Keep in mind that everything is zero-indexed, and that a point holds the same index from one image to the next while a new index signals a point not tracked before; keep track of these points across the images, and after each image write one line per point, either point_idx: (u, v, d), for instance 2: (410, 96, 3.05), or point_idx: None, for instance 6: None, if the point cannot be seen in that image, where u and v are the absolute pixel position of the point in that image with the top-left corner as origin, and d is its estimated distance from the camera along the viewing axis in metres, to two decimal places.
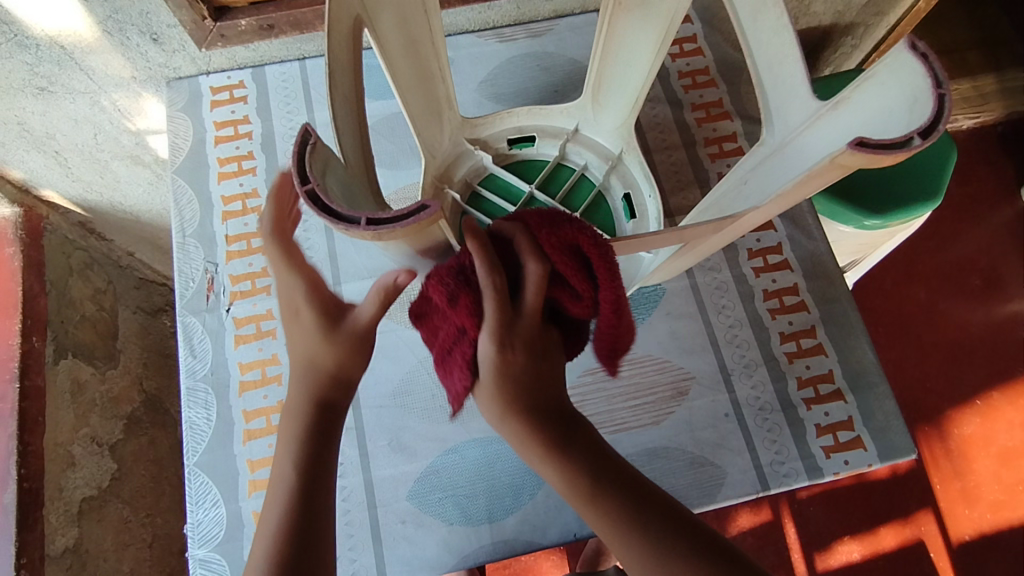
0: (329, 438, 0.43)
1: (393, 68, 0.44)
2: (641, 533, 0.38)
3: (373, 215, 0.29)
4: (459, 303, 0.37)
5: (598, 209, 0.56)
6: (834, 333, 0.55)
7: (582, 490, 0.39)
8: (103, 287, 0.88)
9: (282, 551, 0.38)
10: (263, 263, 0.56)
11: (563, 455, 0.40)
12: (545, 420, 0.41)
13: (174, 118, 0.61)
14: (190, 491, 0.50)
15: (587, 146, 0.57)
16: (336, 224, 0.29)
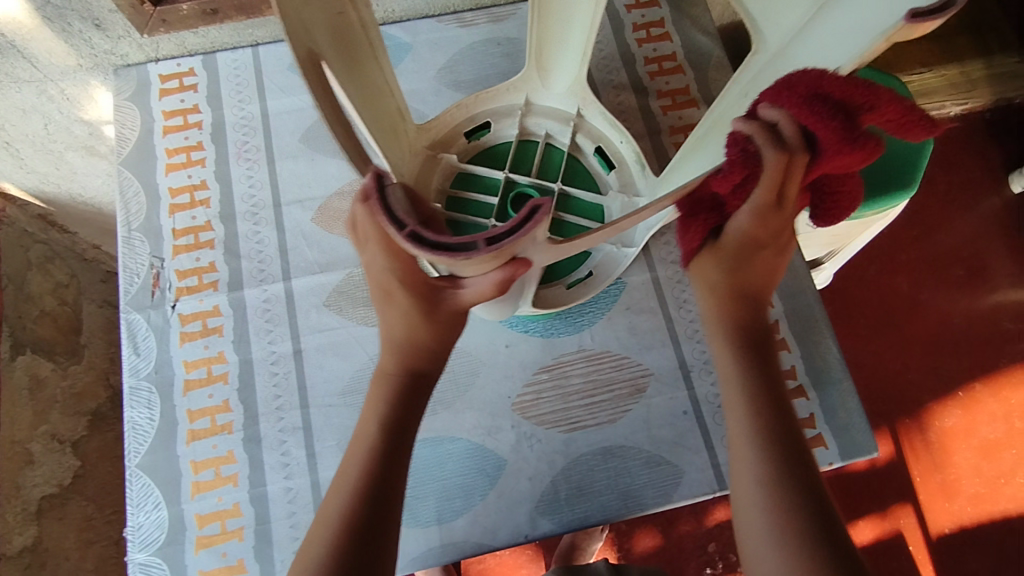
0: (414, 403, 0.42)
1: (348, 92, 0.39)
2: (776, 465, 0.38)
3: (491, 235, 0.29)
4: (743, 185, 0.37)
5: (579, 174, 0.56)
6: (797, 328, 0.54)
7: (744, 392, 0.41)
8: (66, 281, 0.86)
9: (340, 550, 0.36)
10: (211, 257, 0.54)
11: (747, 363, 0.42)
12: (747, 334, 0.44)
13: (121, 107, 0.59)
14: (131, 494, 0.49)
15: (544, 114, 0.56)
16: (460, 256, 0.28)
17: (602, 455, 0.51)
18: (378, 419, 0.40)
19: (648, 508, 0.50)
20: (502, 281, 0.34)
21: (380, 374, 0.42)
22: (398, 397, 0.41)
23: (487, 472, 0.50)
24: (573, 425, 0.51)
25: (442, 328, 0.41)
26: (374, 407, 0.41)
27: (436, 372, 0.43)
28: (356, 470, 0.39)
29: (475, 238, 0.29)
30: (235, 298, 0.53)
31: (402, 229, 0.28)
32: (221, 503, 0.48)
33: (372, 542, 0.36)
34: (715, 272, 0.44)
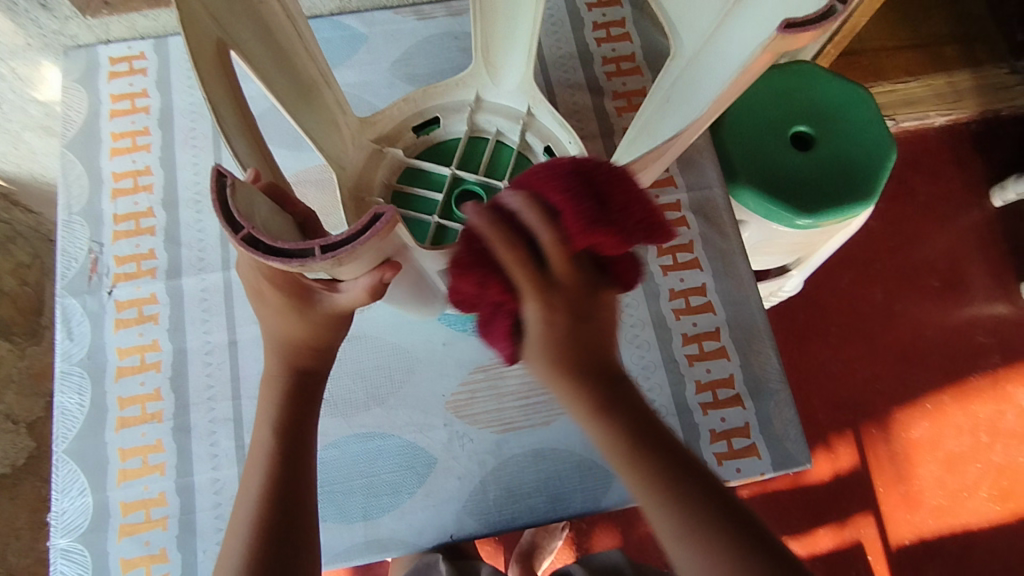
0: (309, 403, 0.42)
1: (273, 86, 0.40)
2: (693, 522, 0.32)
3: (328, 241, 0.28)
4: (491, 280, 0.32)
5: (527, 174, 0.54)
6: (738, 336, 0.54)
7: (624, 452, 0.33)
8: (28, 261, 0.85)
9: (256, 558, 0.36)
10: (151, 244, 0.54)
11: (611, 416, 0.33)
12: (600, 376, 0.34)
13: (69, 89, 0.58)
14: (57, 480, 0.48)
15: (494, 112, 0.55)
16: (292, 262, 0.27)
17: (533, 457, 0.50)
18: (272, 423, 0.40)
19: (578, 512, 0.50)
20: (375, 285, 0.35)
21: (268, 375, 0.41)
22: (290, 401, 0.40)
23: (416, 470, 0.49)
24: (507, 426, 0.51)
25: (323, 329, 0.40)
26: (266, 411, 0.40)
27: (325, 369, 0.43)
28: (258, 478, 0.38)
29: (313, 244, 0.28)
30: (172, 287, 0.53)
31: (238, 234, 0.27)
32: (147, 492, 0.48)
33: (287, 542, 0.37)
34: (536, 354, 0.34)
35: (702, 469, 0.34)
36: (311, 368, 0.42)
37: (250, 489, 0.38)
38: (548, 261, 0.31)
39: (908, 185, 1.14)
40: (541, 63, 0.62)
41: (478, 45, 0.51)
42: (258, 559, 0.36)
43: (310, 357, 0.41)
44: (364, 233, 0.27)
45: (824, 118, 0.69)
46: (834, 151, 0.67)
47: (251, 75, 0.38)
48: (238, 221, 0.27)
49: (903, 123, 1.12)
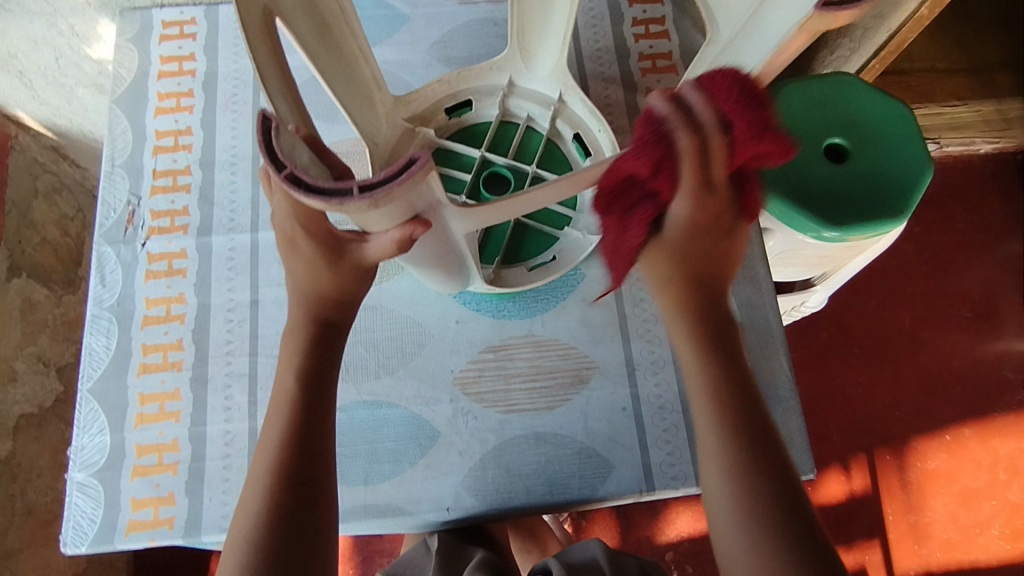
0: (333, 351, 0.43)
1: (314, 57, 0.40)
2: (741, 459, 0.35)
3: (365, 182, 0.29)
4: (661, 170, 0.34)
5: (555, 160, 0.55)
6: (752, 341, 0.53)
7: (713, 385, 0.37)
8: (71, 214, 0.89)
9: (275, 502, 0.38)
10: (186, 202, 0.56)
11: (711, 354, 0.38)
12: (711, 312, 0.39)
13: (122, 48, 0.61)
14: (79, 417, 0.51)
15: (525, 96, 0.55)
16: (330, 200, 0.28)
17: (534, 440, 0.51)
18: (295, 372, 0.42)
19: (575, 499, 0.50)
20: (402, 240, 0.36)
21: (292, 324, 0.43)
22: (311, 354, 0.42)
23: (419, 441, 0.50)
24: (512, 407, 0.51)
25: (350, 281, 0.42)
26: (289, 360, 0.42)
27: (347, 322, 0.44)
28: (279, 426, 0.40)
29: (349, 184, 0.29)
30: (202, 244, 0.55)
31: (280, 171, 0.28)
32: (161, 436, 0.50)
33: (305, 490, 0.39)
34: (663, 258, 0.39)
35: (775, 443, 0.36)
36: (335, 320, 0.43)
37: (270, 439, 0.40)
38: (704, 165, 0.34)
39: (945, 212, 1.11)
40: (577, 55, 0.62)
41: (513, 30, 0.52)
42: (277, 502, 0.38)
43: (336, 308, 0.43)
44: (399, 173, 0.29)
45: (859, 133, 0.68)
46: (866, 166, 0.67)
47: (292, 43, 0.39)
48: (281, 160, 0.29)
49: (947, 148, 1.09)
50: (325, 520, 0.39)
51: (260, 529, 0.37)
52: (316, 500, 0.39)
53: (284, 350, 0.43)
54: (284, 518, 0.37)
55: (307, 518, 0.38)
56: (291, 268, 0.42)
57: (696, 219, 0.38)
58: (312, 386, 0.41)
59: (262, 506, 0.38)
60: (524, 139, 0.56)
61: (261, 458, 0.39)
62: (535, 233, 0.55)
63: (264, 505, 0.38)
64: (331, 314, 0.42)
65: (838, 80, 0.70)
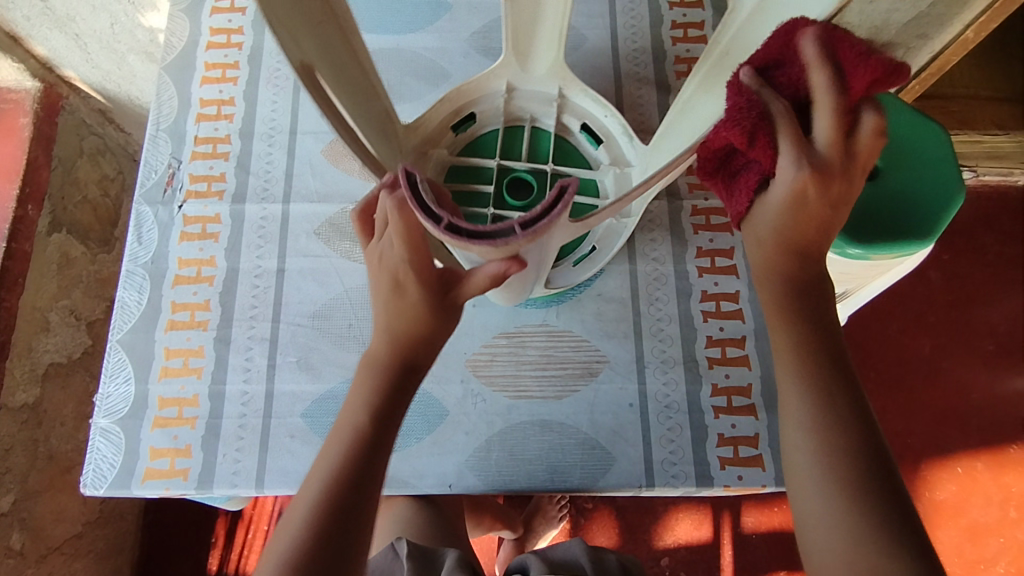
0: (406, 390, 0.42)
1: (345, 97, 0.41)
2: (831, 411, 0.36)
3: (525, 219, 0.32)
4: (760, 135, 0.34)
5: (571, 156, 0.55)
6: (764, 349, 0.53)
7: (806, 347, 0.38)
8: (112, 175, 0.92)
9: (323, 517, 0.37)
10: (224, 169, 0.58)
11: (794, 307, 0.38)
12: (794, 278, 0.39)
13: (175, 17, 0.63)
14: (107, 365, 0.53)
15: (530, 96, 0.54)
16: (500, 240, 0.31)
17: (539, 427, 0.52)
18: (371, 402, 0.41)
19: (575, 488, 0.50)
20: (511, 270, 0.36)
21: (374, 360, 0.42)
22: (381, 393, 0.41)
23: (428, 418, 0.52)
24: (520, 393, 0.52)
25: (421, 319, 0.40)
26: (361, 393, 0.41)
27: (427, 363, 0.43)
28: (339, 448, 0.39)
29: (511, 222, 0.32)
30: (235, 210, 0.57)
31: (443, 222, 0.31)
32: (183, 392, 0.52)
33: (349, 518, 0.37)
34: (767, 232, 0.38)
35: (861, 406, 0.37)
36: (413, 364, 0.42)
37: (334, 450, 0.40)
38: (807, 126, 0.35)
39: (976, 242, 1.09)
40: (614, 54, 0.63)
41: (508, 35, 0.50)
42: (329, 521, 0.37)
43: (412, 349, 0.41)
44: (548, 205, 0.31)
45: (892, 153, 0.68)
46: (897, 186, 0.67)
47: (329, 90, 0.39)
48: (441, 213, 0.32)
49: (983, 176, 1.07)
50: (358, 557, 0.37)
51: (301, 552, 0.36)
52: (348, 528, 0.37)
53: (360, 381, 0.42)
54: (331, 526, 0.37)
55: (342, 545, 0.37)
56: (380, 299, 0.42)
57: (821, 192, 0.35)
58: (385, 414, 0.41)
59: (307, 522, 0.37)
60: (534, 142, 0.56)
61: (318, 467, 0.39)
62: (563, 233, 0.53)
63: (308, 523, 0.37)
64: (415, 357, 0.41)
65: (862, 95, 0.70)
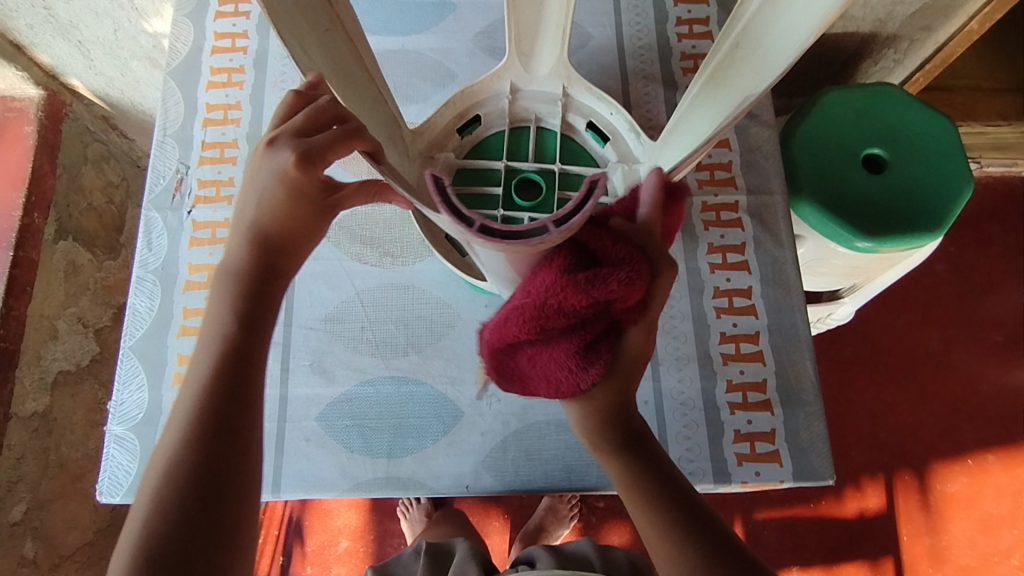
0: (268, 300, 0.42)
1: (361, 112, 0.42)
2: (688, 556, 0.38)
3: (557, 215, 0.28)
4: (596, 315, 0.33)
5: (578, 156, 0.54)
6: (778, 345, 0.53)
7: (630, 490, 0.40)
8: (116, 182, 0.92)
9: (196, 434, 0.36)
10: (232, 173, 0.58)
11: (629, 461, 0.41)
12: (620, 429, 0.41)
13: (179, 22, 0.63)
14: (120, 372, 0.53)
15: (533, 97, 0.53)
16: (533, 240, 0.28)
17: (555, 426, 0.51)
18: (227, 309, 0.41)
19: (592, 487, 0.50)
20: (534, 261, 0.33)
21: (230, 263, 0.42)
22: (243, 293, 0.41)
23: (443, 419, 0.51)
24: (535, 393, 0.52)
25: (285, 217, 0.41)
26: (222, 294, 0.41)
27: (291, 268, 0.43)
28: (208, 361, 0.39)
29: (545, 220, 0.28)
30: None
31: (473, 226, 0.28)
32: None
33: (226, 426, 0.36)
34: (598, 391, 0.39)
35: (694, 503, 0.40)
36: (273, 264, 0.42)
37: (200, 370, 0.38)
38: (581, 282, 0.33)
39: (983, 233, 1.09)
40: (620, 51, 0.62)
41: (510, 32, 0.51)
42: (201, 436, 0.36)
43: (273, 246, 0.42)
44: (583, 195, 0.28)
45: (901, 146, 0.68)
46: (906, 180, 0.67)
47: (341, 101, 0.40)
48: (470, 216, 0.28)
49: (988, 167, 1.07)
50: (251, 457, 0.37)
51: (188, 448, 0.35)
52: (234, 432, 0.37)
53: (214, 297, 0.41)
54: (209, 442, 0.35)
55: (229, 438, 0.36)
56: (248, 199, 0.42)
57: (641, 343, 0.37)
58: (248, 320, 0.40)
59: (188, 427, 0.36)
60: (540, 145, 0.54)
61: (198, 365, 0.39)
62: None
63: (193, 424, 0.36)
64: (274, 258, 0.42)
65: (864, 90, 0.70)
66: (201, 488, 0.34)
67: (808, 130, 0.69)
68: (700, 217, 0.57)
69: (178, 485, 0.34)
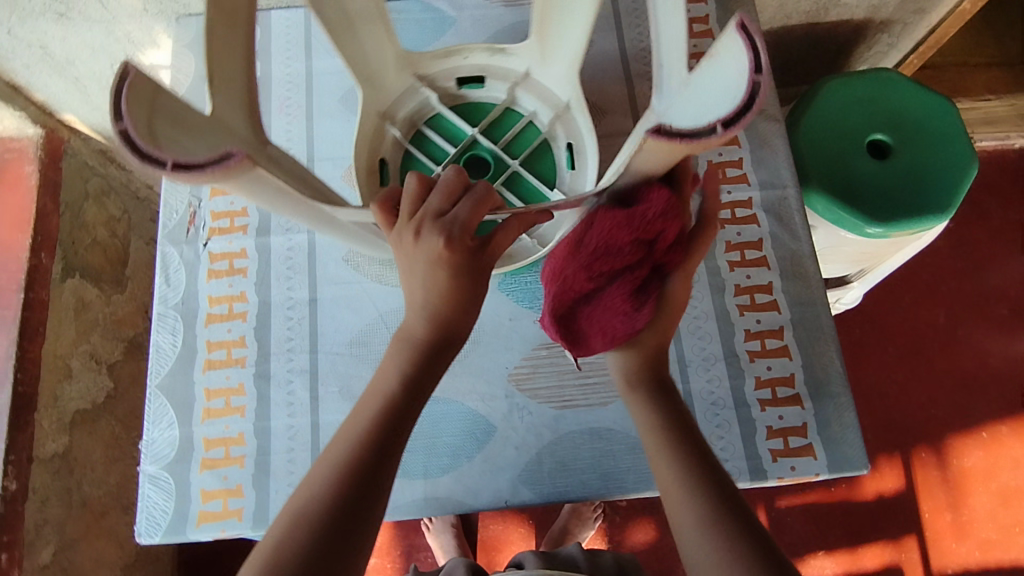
0: (434, 364, 0.41)
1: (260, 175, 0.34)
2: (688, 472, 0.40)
3: (753, 64, 0.27)
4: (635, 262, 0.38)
5: (478, 111, 0.58)
6: (802, 338, 0.54)
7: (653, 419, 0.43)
8: (118, 215, 0.91)
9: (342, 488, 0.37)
10: (244, 203, 0.57)
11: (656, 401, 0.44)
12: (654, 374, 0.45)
13: (179, 54, 0.63)
14: (149, 411, 0.52)
15: (402, 98, 0.56)
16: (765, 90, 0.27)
17: (589, 435, 0.52)
18: (398, 371, 0.41)
19: (630, 492, 0.51)
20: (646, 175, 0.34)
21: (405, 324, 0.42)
22: (415, 363, 0.41)
23: (476, 436, 0.51)
24: (565, 403, 0.52)
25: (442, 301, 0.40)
26: (395, 359, 0.41)
27: (460, 337, 0.42)
28: (367, 418, 0.39)
29: (748, 76, 0.27)
30: (261, 243, 0.56)
31: (719, 125, 0.27)
32: (228, 431, 0.52)
33: (368, 488, 0.37)
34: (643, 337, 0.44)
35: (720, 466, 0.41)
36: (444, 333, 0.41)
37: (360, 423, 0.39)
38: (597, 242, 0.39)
39: (980, 208, 1.10)
40: (622, 55, 0.62)
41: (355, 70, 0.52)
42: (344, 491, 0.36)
43: (448, 326, 0.41)
44: (745, 45, 0.27)
45: (905, 131, 0.69)
46: (910, 163, 0.67)
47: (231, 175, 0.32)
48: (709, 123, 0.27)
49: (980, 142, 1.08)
50: (377, 521, 0.37)
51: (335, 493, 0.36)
52: (377, 485, 0.37)
53: (389, 352, 0.42)
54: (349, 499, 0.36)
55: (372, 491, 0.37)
56: (416, 279, 0.39)
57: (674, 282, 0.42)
58: (413, 384, 0.41)
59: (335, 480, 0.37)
60: (446, 136, 0.57)
61: (360, 418, 0.40)
62: (536, 156, 0.56)
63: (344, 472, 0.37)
64: (450, 328, 0.41)
65: (844, 80, 0.70)
66: (323, 537, 0.35)
67: (802, 126, 0.70)
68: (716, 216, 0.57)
69: (310, 527, 0.35)
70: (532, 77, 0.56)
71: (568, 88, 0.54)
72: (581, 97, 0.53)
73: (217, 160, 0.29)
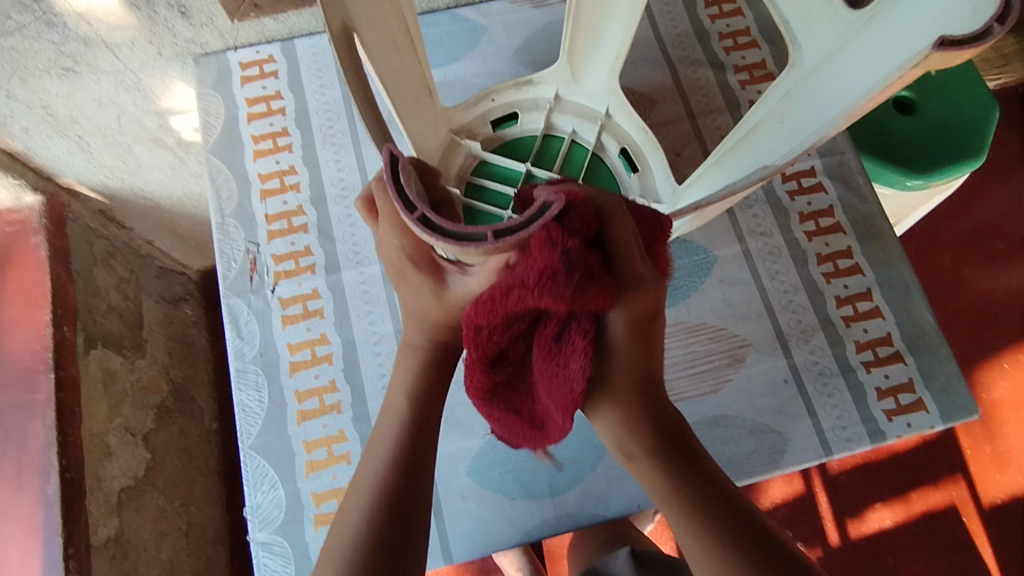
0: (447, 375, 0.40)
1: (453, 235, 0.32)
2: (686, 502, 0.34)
3: None
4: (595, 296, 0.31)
5: (518, 148, 0.55)
6: (891, 296, 0.54)
7: (683, 504, 0.35)
8: (127, 276, 0.85)
9: (375, 531, 0.34)
10: (307, 241, 0.55)
11: (658, 451, 0.35)
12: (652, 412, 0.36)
13: (205, 95, 0.60)
14: (246, 475, 0.49)
15: (447, 155, 0.53)
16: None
17: (707, 424, 0.51)
18: (408, 392, 0.38)
19: (758, 475, 0.51)
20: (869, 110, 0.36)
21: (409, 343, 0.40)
22: (424, 378, 0.38)
23: (595, 444, 0.50)
24: (677, 396, 0.52)
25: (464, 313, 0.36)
26: (388, 426, 0.38)
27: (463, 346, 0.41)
28: (386, 447, 0.37)
29: None
30: (333, 281, 0.54)
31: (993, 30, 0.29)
32: (337, 481, 0.49)
33: (401, 519, 0.35)
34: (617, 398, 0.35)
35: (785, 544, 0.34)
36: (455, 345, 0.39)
37: (380, 452, 0.37)
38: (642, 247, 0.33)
39: None
40: (658, 42, 0.62)
41: (412, 138, 0.47)
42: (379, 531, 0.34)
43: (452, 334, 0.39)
44: None
45: (928, 83, 0.69)
46: (940, 106, 0.68)
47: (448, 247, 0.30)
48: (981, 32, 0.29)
49: None
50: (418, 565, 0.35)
51: (369, 542, 0.34)
52: (411, 512, 0.35)
53: (396, 370, 0.40)
54: (384, 543, 0.34)
55: (404, 534, 0.35)
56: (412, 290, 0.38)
57: (634, 330, 0.33)
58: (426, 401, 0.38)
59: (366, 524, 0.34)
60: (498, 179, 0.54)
61: (380, 442, 0.37)
62: (592, 172, 0.54)
63: (373, 512, 0.35)
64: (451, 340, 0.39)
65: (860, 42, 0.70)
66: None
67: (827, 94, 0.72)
68: (783, 189, 0.57)
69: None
70: (564, 97, 0.54)
71: (606, 95, 0.54)
72: (621, 98, 0.53)
73: (530, 218, 0.29)
